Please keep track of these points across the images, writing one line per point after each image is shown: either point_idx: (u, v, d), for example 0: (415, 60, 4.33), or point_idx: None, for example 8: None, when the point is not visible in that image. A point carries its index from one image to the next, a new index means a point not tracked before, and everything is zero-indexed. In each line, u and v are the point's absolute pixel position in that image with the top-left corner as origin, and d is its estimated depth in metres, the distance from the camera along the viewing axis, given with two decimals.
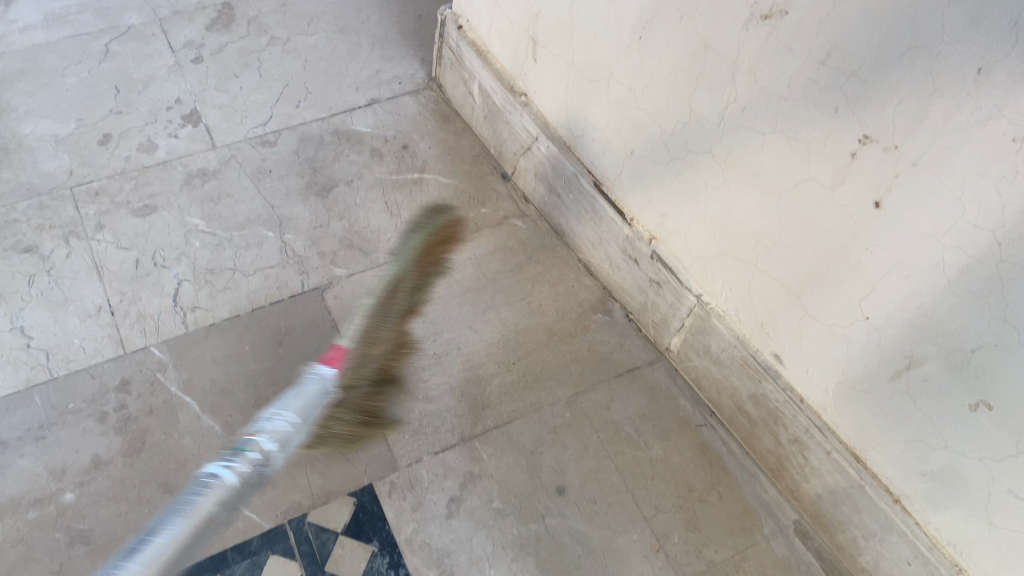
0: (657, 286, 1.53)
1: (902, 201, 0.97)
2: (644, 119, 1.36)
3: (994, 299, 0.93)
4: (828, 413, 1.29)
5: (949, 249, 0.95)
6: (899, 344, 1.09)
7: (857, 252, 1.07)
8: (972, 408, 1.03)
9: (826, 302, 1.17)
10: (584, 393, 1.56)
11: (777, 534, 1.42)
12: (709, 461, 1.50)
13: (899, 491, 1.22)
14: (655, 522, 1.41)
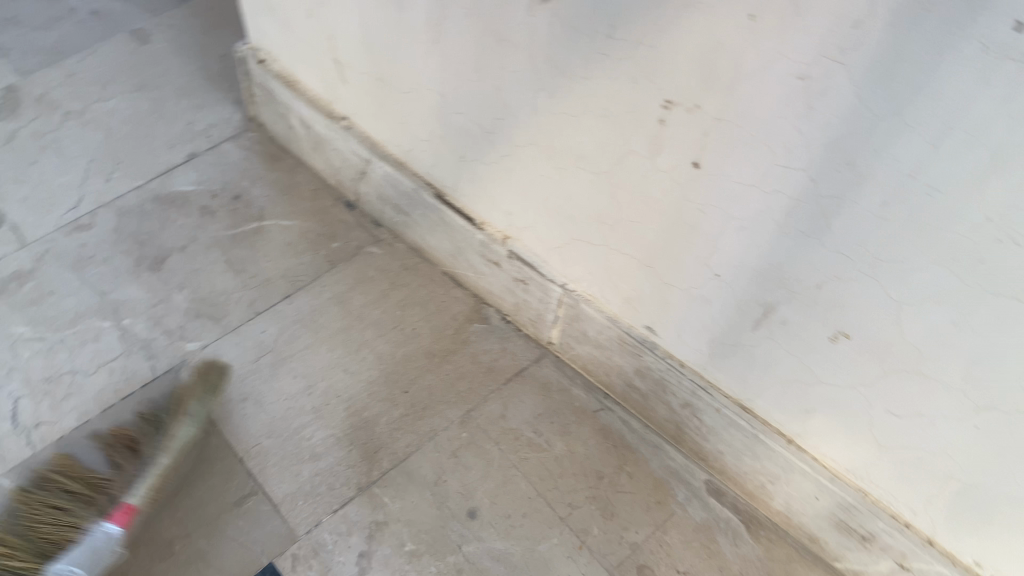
0: (523, 284, 1.50)
1: (718, 157, 0.98)
2: (463, 122, 1.33)
3: (823, 234, 0.95)
4: (708, 370, 1.30)
5: (771, 194, 0.96)
6: (752, 294, 1.10)
7: (690, 214, 1.08)
8: (832, 340, 1.05)
9: (677, 266, 1.17)
10: (476, 408, 1.51)
11: (692, 499, 1.42)
12: (613, 445, 1.48)
13: (790, 431, 1.25)
14: (572, 521, 1.38)
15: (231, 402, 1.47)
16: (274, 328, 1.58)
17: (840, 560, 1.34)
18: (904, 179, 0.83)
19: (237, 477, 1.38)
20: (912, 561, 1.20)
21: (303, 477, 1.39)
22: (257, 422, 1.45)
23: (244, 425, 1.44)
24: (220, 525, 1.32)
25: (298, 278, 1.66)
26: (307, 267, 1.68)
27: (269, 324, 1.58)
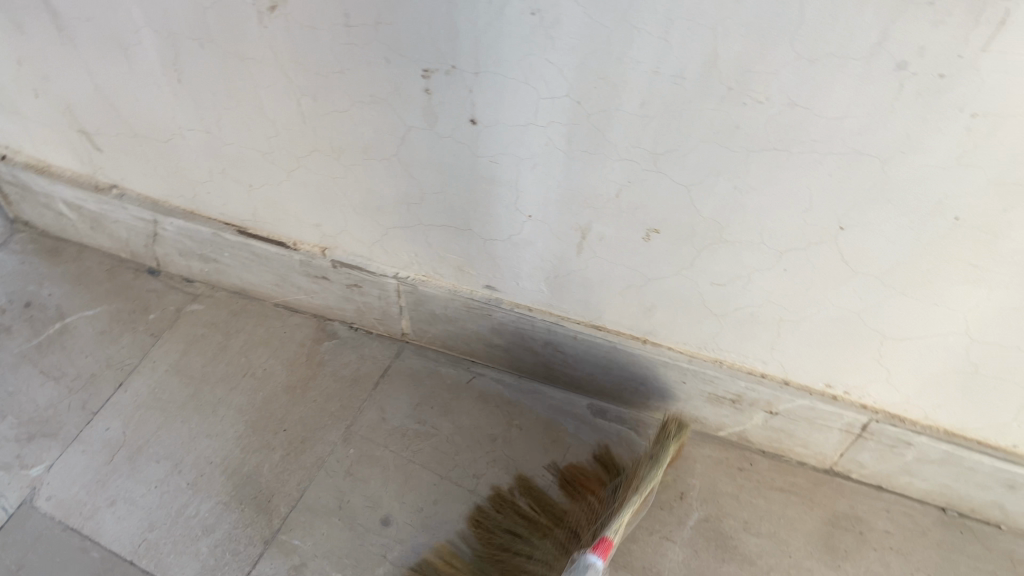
0: (357, 288, 1.49)
1: (490, 107, 1.02)
2: (240, 152, 1.29)
3: (606, 147, 1.02)
4: (553, 306, 1.37)
5: (549, 126, 1.02)
6: (566, 223, 1.17)
7: (486, 167, 1.12)
8: (646, 239, 1.15)
9: (492, 221, 1.22)
10: (355, 422, 1.50)
11: (581, 426, 1.51)
12: (496, 406, 1.53)
13: (642, 332, 1.36)
14: (481, 489, 1.41)
15: (100, 510, 1.36)
16: (119, 421, 1.48)
17: (720, 428, 1.49)
18: (652, 76, 0.91)
19: None
20: (777, 404, 1.35)
21: (203, 554, 1.30)
22: (136, 520, 1.35)
23: (122, 529, 1.33)
24: None
25: (125, 363, 1.57)
26: (131, 349, 1.60)
27: (112, 420, 1.48)
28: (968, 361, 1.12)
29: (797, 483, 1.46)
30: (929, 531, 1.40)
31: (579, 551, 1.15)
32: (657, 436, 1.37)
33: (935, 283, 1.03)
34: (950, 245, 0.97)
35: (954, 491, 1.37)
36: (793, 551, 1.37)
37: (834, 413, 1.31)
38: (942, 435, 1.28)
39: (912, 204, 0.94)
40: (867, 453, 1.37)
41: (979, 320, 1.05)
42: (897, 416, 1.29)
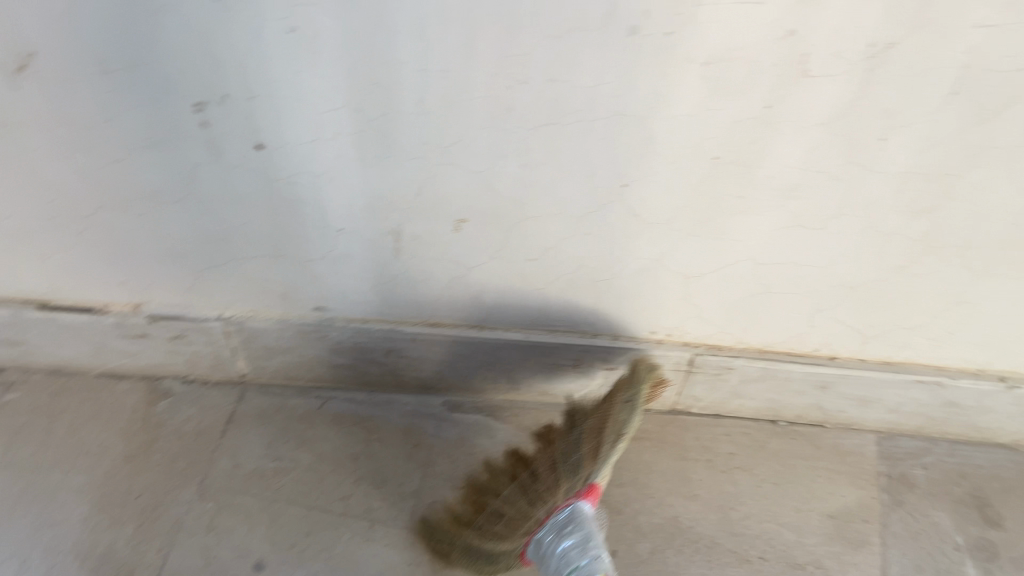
0: (181, 338, 1.44)
1: (273, 129, 1.03)
2: (20, 222, 1.22)
3: (395, 149, 1.05)
4: (386, 313, 1.39)
5: (336, 138, 1.04)
6: (377, 229, 1.19)
7: (284, 189, 1.12)
8: (456, 230, 1.19)
9: (304, 242, 1.22)
10: (208, 475, 1.45)
11: (441, 424, 1.54)
12: (353, 424, 1.53)
13: (476, 320, 1.41)
14: (352, 510, 1.42)
15: None
16: None
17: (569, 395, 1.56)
18: (420, 74, 0.95)
19: None
20: (613, 359, 1.44)
21: None
22: None
23: None
24: None
25: None
26: None
27: None
28: (760, 282, 1.25)
29: (647, 429, 1.56)
30: (766, 444, 1.55)
31: (563, 495, 1.23)
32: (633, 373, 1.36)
33: (715, 219, 1.14)
34: (718, 181, 1.08)
35: (779, 403, 1.52)
36: (654, 493, 1.48)
37: (663, 356, 1.42)
38: (757, 354, 1.42)
39: (677, 151, 1.04)
40: (700, 386, 1.49)
41: (759, 244, 1.18)
42: (715, 346, 1.42)
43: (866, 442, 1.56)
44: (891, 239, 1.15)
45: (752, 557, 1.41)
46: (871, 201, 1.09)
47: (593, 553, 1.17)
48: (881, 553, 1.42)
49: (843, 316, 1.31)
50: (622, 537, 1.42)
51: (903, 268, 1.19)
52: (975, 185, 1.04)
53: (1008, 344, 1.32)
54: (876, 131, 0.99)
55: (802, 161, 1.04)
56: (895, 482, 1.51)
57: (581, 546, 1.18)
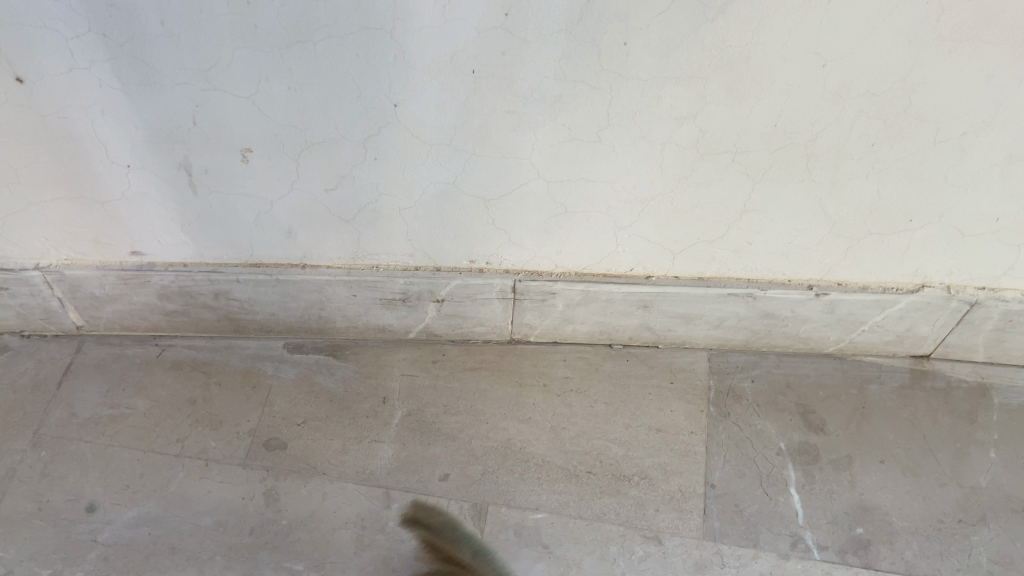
0: (4, 290, 1.44)
1: (25, 58, 1.03)
2: None
3: (156, 76, 1.06)
4: (205, 254, 1.40)
5: (92, 66, 1.04)
6: (166, 163, 1.20)
7: (59, 124, 1.13)
8: (245, 161, 1.21)
9: (97, 181, 1.23)
10: (42, 425, 1.47)
11: (280, 365, 1.58)
12: (192, 369, 1.56)
13: (298, 258, 1.43)
14: (187, 450, 1.45)
15: None
16: None
17: (408, 330, 1.61)
18: None
19: None
20: (439, 290, 1.48)
21: None
22: None
23: None
24: None
25: None
26: None
27: None
28: (556, 201, 1.28)
29: (486, 359, 1.62)
30: (601, 367, 1.61)
31: None
32: None
33: (493, 136, 1.16)
34: (485, 97, 1.10)
35: (609, 325, 1.57)
36: (488, 419, 1.53)
37: (485, 283, 1.46)
38: (575, 277, 1.45)
39: (435, 66, 1.06)
40: (529, 314, 1.54)
41: (543, 160, 1.20)
42: (535, 271, 1.45)
43: (697, 359, 1.63)
44: (664, 149, 1.18)
45: (581, 472, 1.47)
46: (635, 109, 1.12)
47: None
48: (705, 461, 1.48)
49: (645, 232, 1.34)
50: (455, 462, 1.47)
51: (686, 178, 1.23)
52: (725, 87, 1.09)
53: (806, 250, 1.38)
54: (617, 35, 1.02)
55: (556, 72, 1.06)
56: (723, 395, 1.57)
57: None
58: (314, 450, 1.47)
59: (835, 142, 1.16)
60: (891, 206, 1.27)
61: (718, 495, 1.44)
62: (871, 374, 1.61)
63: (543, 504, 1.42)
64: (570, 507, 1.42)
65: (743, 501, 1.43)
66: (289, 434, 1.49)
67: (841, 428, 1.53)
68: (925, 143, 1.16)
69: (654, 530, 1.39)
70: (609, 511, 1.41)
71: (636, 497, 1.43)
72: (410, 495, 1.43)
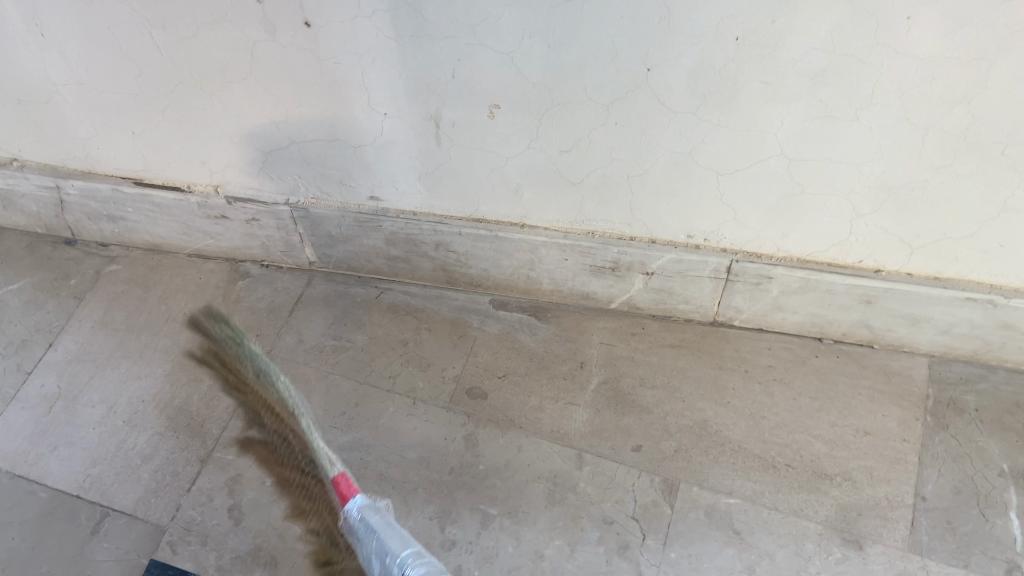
0: (255, 221, 1.59)
1: (317, 5, 1.13)
2: (115, 99, 1.37)
3: (428, 28, 1.13)
4: (434, 205, 1.48)
5: (373, 15, 1.12)
6: (419, 114, 1.28)
7: (333, 69, 1.22)
8: (490, 116, 1.26)
9: (353, 126, 1.33)
10: (274, 347, 1.61)
11: (485, 319, 1.65)
12: (405, 313, 1.66)
13: (518, 218, 1.48)
14: (398, 388, 1.55)
15: (45, 455, 1.46)
16: (53, 377, 1.58)
17: (611, 300, 1.63)
18: None
19: (81, 510, 1.39)
20: (650, 263, 1.48)
21: (145, 479, 1.42)
22: (78, 461, 1.46)
23: (65, 470, 1.44)
24: (87, 555, 1.33)
25: (53, 326, 1.66)
26: (55, 313, 1.69)
27: (48, 376, 1.58)
28: (794, 182, 1.24)
29: (686, 337, 1.61)
30: (807, 360, 1.56)
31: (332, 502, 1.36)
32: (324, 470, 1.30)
33: (740, 107, 1.14)
34: (742, 66, 1.08)
35: (823, 318, 1.52)
36: (685, 397, 1.52)
37: (700, 260, 1.45)
38: (796, 263, 1.41)
39: (698, 31, 1.05)
40: (739, 296, 1.51)
41: (787, 138, 1.17)
42: (754, 254, 1.42)
43: (916, 366, 1.53)
44: (927, 135, 1.11)
45: (779, 463, 1.42)
46: (902, 91, 1.06)
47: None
48: (917, 472, 1.40)
49: (884, 223, 1.28)
50: (649, 435, 1.48)
51: (944, 169, 1.15)
52: (1014, 70, 1.00)
53: None
54: (901, 9, 0.97)
55: (826, 42, 1.02)
56: (943, 406, 1.47)
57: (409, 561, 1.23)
58: (513, 403, 1.53)
59: None
60: None
61: (929, 509, 1.35)
62: None
63: (737, 489, 1.39)
64: (767, 497, 1.38)
65: (956, 519, 1.34)
66: (490, 385, 1.55)
67: None
68: None
69: (856, 534, 1.33)
70: (807, 507, 1.37)
71: (837, 497, 1.38)
72: (602, 460, 1.44)
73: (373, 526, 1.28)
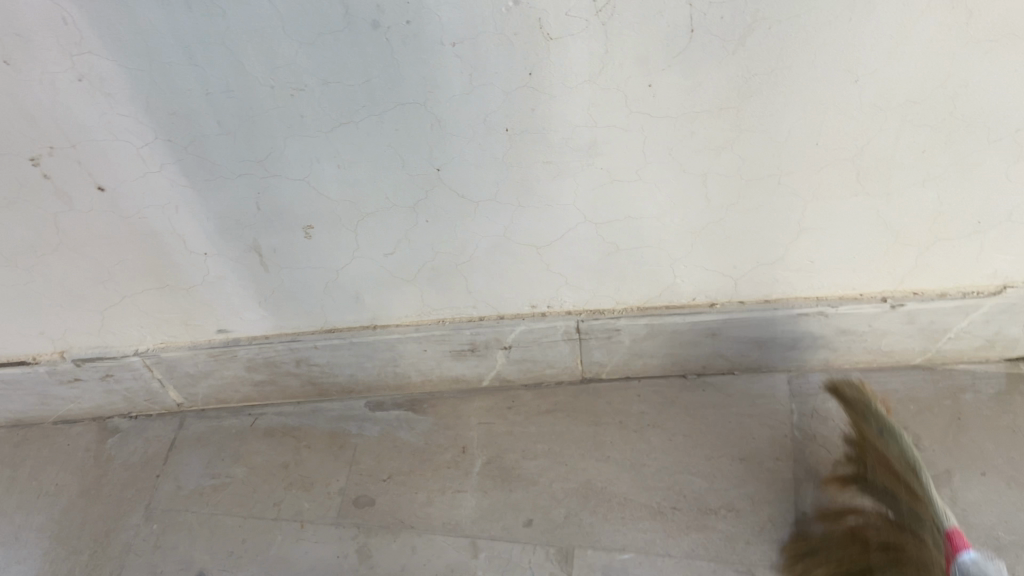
0: (110, 376, 1.57)
1: (104, 170, 1.14)
2: None
3: (219, 170, 1.15)
4: (284, 326, 1.49)
5: (163, 169, 1.15)
6: (239, 247, 1.29)
7: (140, 224, 1.24)
8: (308, 237, 1.28)
9: (179, 270, 1.33)
10: (153, 499, 1.58)
11: (363, 424, 1.65)
12: (283, 435, 1.65)
13: (369, 321, 1.50)
14: (284, 513, 1.52)
15: None
16: None
17: (481, 379, 1.65)
18: (207, 98, 1.05)
19: None
20: (505, 338, 1.52)
21: None
22: None
23: None
24: None
25: None
26: None
27: None
28: (609, 240, 1.31)
29: (560, 401, 1.64)
30: (676, 399, 1.61)
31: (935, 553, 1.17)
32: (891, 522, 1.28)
33: (537, 186, 1.20)
34: (522, 152, 1.14)
35: (680, 355, 1.58)
36: (567, 460, 1.54)
37: (550, 326, 1.49)
38: (638, 312, 1.48)
39: (471, 129, 1.11)
40: (597, 352, 1.56)
41: (587, 203, 1.24)
42: (597, 310, 1.48)
43: (776, 383, 1.60)
44: (706, 179, 1.19)
45: (665, 508, 1.46)
46: (670, 146, 1.14)
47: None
48: (793, 488, 1.45)
49: (701, 261, 1.35)
50: (538, 506, 1.49)
51: (732, 206, 1.23)
52: (759, 113, 1.08)
53: (870, 264, 1.35)
54: (640, 79, 1.04)
55: (587, 120, 1.09)
56: (806, 417, 1.54)
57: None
58: (401, 504, 1.52)
59: (883, 154, 1.13)
60: (954, 212, 1.22)
61: (810, 522, 1.41)
62: (965, 382, 1.55)
63: (629, 543, 1.42)
64: (657, 546, 1.41)
65: (838, 527, 1.39)
66: (376, 489, 1.54)
67: (936, 442, 1.47)
68: (980, 142, 1.11)
69: (746, 563, 1.37)
70: (697, 547, 1.40)
71: (724, 529, 1.42)
72: (496, 542, 1.44)
73: None
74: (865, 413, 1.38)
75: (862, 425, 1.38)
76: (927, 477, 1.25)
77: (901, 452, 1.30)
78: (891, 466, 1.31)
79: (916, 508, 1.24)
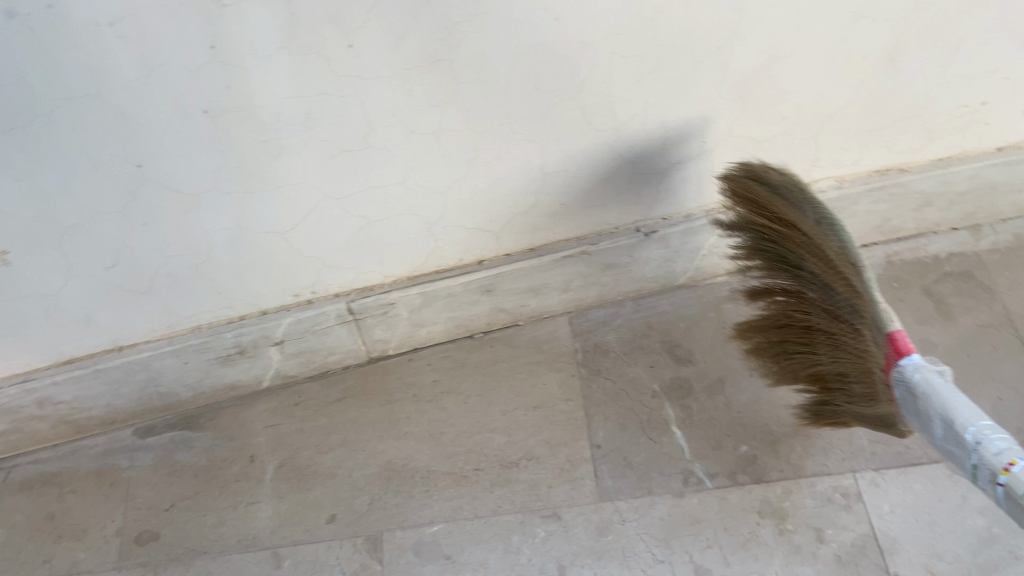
0: None
1: None
2: None
3: None
4: (9, 366, 1.36)
5: None
6: None
7: None
8: (5, 264, 1.13)
9: None
10: None
11: (135, 453, 1.52)
12: (42, 485, 1.49)
13: (111, 344, 1.37)
14: (57, 569, 1.39)
15: None
16: None
17: (260, 380, 1.55)
18: None
19: None
20: (274, 334, 1.43)
21: None
22: None
23: None
24: None
25: None
26: None
27: None
28: (357, 215, 1.24)
29: (349, 386, 1.57)
30: (466, 361, 1.60)
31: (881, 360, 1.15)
32: (835, 331, 1.25)
33: (261, 170, 1.11)
34: (232, 134, 1.04)
35: (461, 317, 1.56)
36: (363, 445, 1.50)
37: (319, 314, 1.42)
38: (407, 282, 1.43)
39: (164, 118, 0.99)
40: (377, 329, 1.50)
41: (321, 180, 1.16)
42: (366, 288, 1.42)
43: (559, 327, 1.63)
44: (439, 137, 1.15)
45: (468, 471, 1.45)
46: (392, 108, 1.08)
47: (971, 443, 1.00)
48: (586, 425, 1.49)
49: (458, 221, 1.32)
50: (339, 499, 1.43)
51: (473, 160, 1.20)
52: (472, 62, 1.05)
53: (618, 197, 1.38)
54: (339, 40, 0.96)
55: (294, 91, 1.01)
56: (590, 353, 1.58)
57: (954, 432, 1.02)
58: (190, 532, 1.41)
59: (601, 90, 1.15)
60: (680, 135, 1.27)
61: (605, 454, 1.45)
62: (726, 293, 1.64)
63: (437, 514, 1.40)
64: (465, 510, 1.40)
65: (631, 453, 1.45)
66: (160, 522, 1.42)
67: (707, 354, 1.56)
68: (686, 67, 1.15)
69: (551, 507, 1.40)
70: (503, 503, 1.41)
71: (527, 479, 1.43)
72: (300, 547, 1.38)
73: (932, 387, 1.05)
74: (794, 201, 1.22)
75: (793, 215, 1.22)
76: (869, 273, 1.15)
77: (841, 245, 1.17)
78: (829, 258, 1.19)
79: (855, 302, 1.17)
